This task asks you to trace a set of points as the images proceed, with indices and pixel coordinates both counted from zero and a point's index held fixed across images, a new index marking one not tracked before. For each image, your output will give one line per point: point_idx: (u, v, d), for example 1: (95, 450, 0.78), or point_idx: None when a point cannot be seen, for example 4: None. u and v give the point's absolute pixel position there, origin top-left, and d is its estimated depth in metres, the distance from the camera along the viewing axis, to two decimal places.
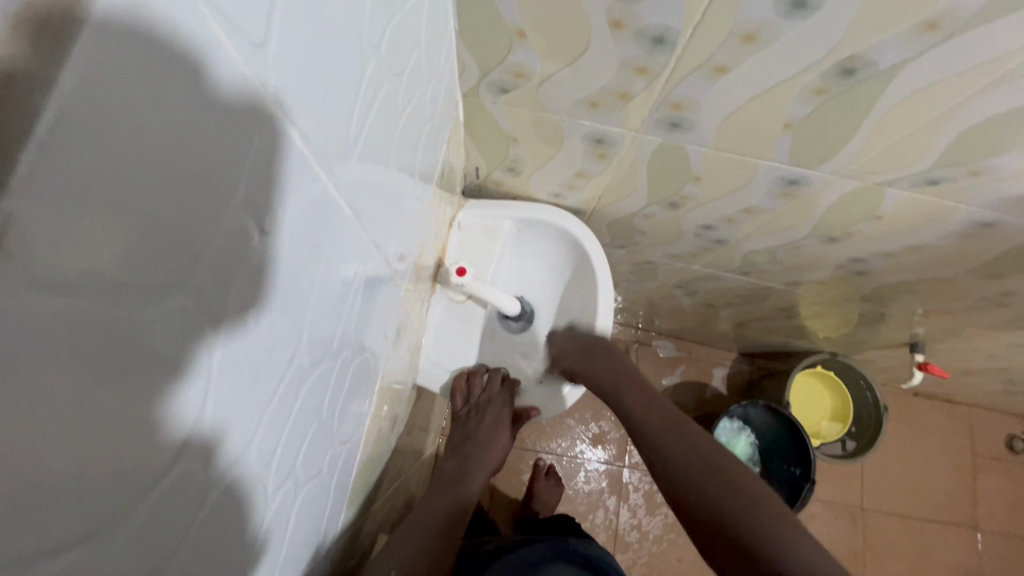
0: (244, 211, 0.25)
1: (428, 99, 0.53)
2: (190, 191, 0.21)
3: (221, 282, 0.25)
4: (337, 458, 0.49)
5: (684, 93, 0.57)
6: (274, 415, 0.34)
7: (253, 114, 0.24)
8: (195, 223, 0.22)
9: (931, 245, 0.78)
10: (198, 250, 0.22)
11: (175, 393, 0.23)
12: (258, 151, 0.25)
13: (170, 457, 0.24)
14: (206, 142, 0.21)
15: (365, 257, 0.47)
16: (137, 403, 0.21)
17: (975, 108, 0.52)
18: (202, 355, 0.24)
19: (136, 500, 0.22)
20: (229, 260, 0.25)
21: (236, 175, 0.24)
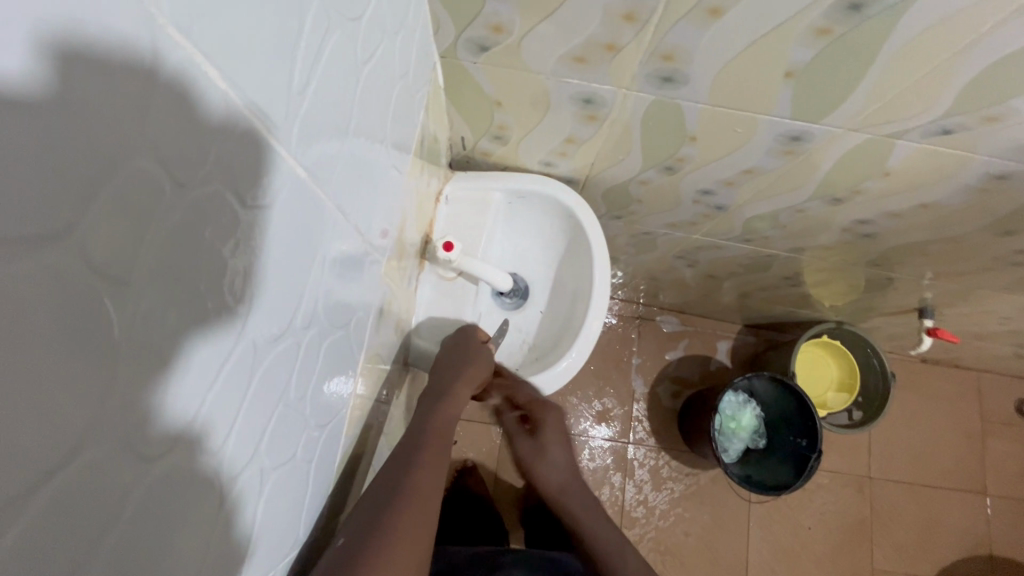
0: (189, 167, 0.23)
1: (398, 56, 0.49)
2: (69, 113, 0.16)
3: (171, 243, 0.22)
4: (313, 444, 0.45)
5: (675, 41, 0.53)
6: (223, 403, 0.29)
7: (187, 53, 0.21)
8: (84, 157, 0.17)
9: (942, 203, 0.74)
10: (139, 207, 0.20)
11: (127, 361, 0.21)
12: (173, 79, 0.21)
13: (123, 438, 0.22)
14: (87, 51, 0.16)
15: (340, 232, 0.44)
16: (83, 372, 0.19)
17: (992, 44, 0.48)
18: (122, 321, 0.20)
19: (93, 480, 0.20)
20: (161, 219, 0.21)
21: (141, 105, 0.19)
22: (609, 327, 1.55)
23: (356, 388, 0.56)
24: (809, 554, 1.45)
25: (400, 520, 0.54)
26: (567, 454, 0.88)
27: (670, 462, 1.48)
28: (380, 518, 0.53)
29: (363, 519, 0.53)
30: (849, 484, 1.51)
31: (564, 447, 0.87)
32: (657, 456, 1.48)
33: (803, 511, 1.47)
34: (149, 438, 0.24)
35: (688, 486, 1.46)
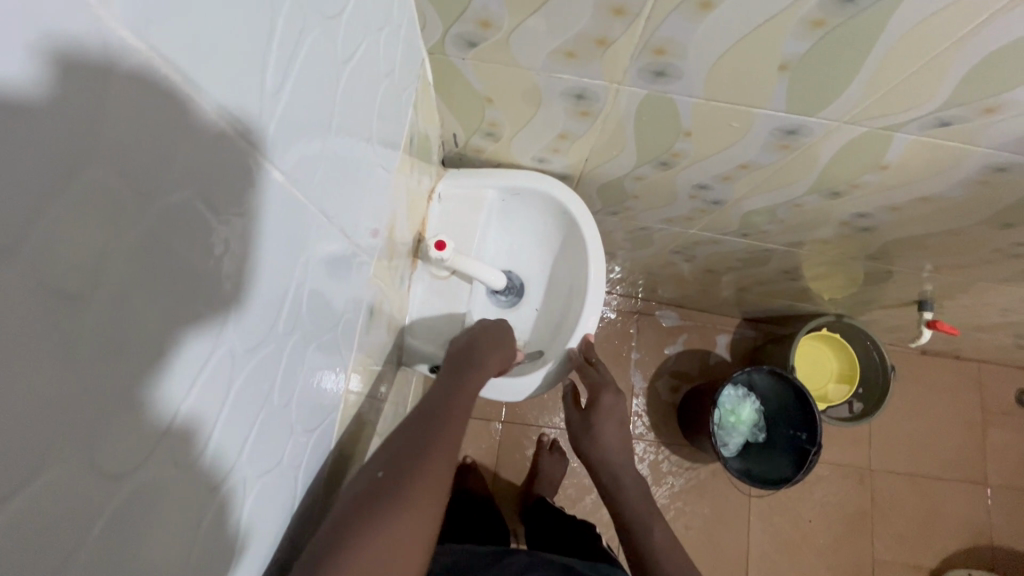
0: (156, 175, 0.22)
1: (383, 53, 0.48)
2: (24, 119, 0.16)
3: (139, 252, 0.22)
4: (300, 450, 0.44)
5: (666, 36, 0.52)
6: (199, 414, 0.28)
7: (150, 58, 0.20)
8: (39, 164, 0.16)
9: (941, 196, 0.73)
10: (102, 218, 0.19)
11: (96, 375, 0.20)
12: (135, 83, 0.20)
13: (95, 454, 0.21)
14: (36, 52, 0.16)
15: (325, 234, 0.43)
16: (50, 388, 0.18)
17: (990, 35, 0.47)
18: (88, 333, 0.20)
19: (65, 499, 0.20)
20: (127, 228, 0.21)
21: (101, 111, 0.19)
22: (608, 323, 1.55)
23: (348, 388, 0.55)
24: (810, 547, 1.45)
25: (428, 465, 0.52)
26: (622, 434, 0.87)
27: (670, 457, 1.47)
28: (407, 459, 0.52)
29: (394, 455, 0.53)
30: (849, 477, 1.50)
31: (621, 427, 0.87)
32: (657, 451, 1.47)
33: (803, 503, 1.47)
34: (120, 453, 0.23)
35: (688, 481, 1.46)
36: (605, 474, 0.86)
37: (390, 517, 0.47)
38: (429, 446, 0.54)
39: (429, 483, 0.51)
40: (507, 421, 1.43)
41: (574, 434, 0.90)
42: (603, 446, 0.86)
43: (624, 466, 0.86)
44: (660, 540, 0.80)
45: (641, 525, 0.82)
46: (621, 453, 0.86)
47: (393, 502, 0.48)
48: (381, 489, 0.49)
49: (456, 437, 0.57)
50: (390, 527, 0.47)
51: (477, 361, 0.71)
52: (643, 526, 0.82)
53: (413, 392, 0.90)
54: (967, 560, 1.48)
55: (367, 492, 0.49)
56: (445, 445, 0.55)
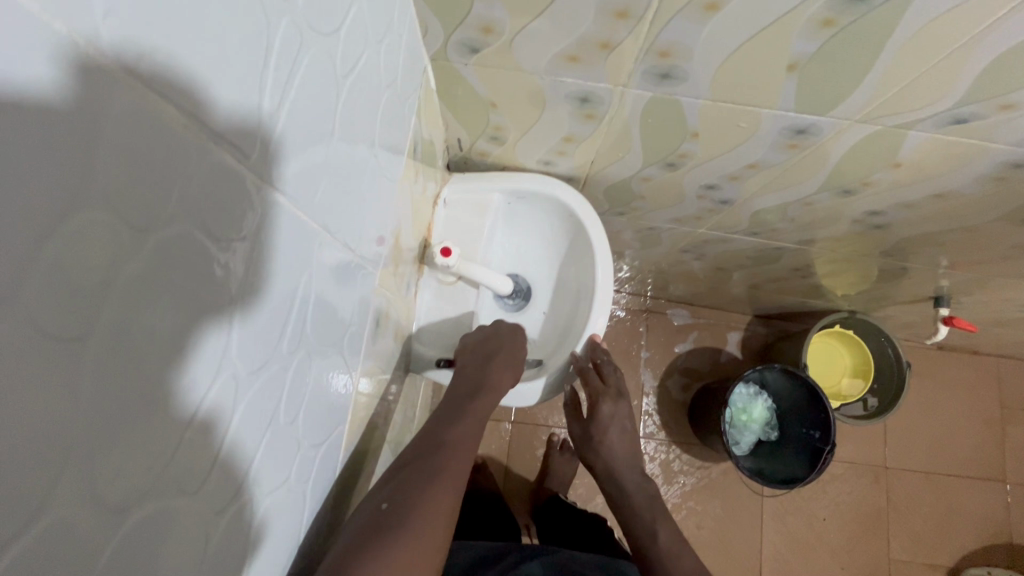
0: (153, 209, 0.22)
1: (384, 62, 0.48)
2: (38, 135, 0.16)
3: (140, 284, 0.22)
4: (308, 466, 0.44)
5: (672, 37, 0.51)
6: (201, 442, 0.28)
7: (143, 89, 0.20)
8: (40, 188, 0.16)
9: (957, 192, 0.71)
10: (103, 255, 0.19)
11: (97, 410, 0.20)
12: (133, 113, 0.20)
13: (101, 485, 0.21)
14: (34, 74, 0.16)
15: (327, 248, 0.42)
16: (53, 425, 0.18)
17: (1005, 33, 0.46)
18: (90, 370, 0.20)
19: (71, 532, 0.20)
20: (127, 261, 0.21)
21: (103, 136, 0.19)
22: (618, 321, 1.54)
23: (358, 388, 0.56)
24: (824, 546, 1.43)
25: (434, 492, 0.52)
26: (626, 440, 0.89)
27: (681, 456, 1.47)
28: (414, 486, 0.53)
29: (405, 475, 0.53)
30: (864, 474, 1.48)
31: (624, 434, 0.89)
32: (668, 450, 1.46)
33: (817, 501, 1.46)
34: (126, 482, 0.23)
35: (700, 480, 1.45)
36: (611, 483, 0.88)
37: (397, 544, 0.47)
38: (435, 473, 0.54)
39: (437, 510, 0.51)
40: (516, 422, 1.42)
41: (578, 444, 0.91)
42: (606, 453, 0.88)
43: (628, 473, 0.87)
44: (663, 542, 0.79)
45: (642, 528, 0.82)
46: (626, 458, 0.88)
47: (400, 530, 0.48)
48: (386, 519, 0.49)
49: (462, 463, 0.57)
50: (397, 554, 0.47)
51: (486, 373, 0.71)
52: (646, 530, 0.81)
53: (421, 395, 0.89)
54: (986, 559, 1.45)
55: (372, 524, 0.49)
56: (452, 472, 0.55)
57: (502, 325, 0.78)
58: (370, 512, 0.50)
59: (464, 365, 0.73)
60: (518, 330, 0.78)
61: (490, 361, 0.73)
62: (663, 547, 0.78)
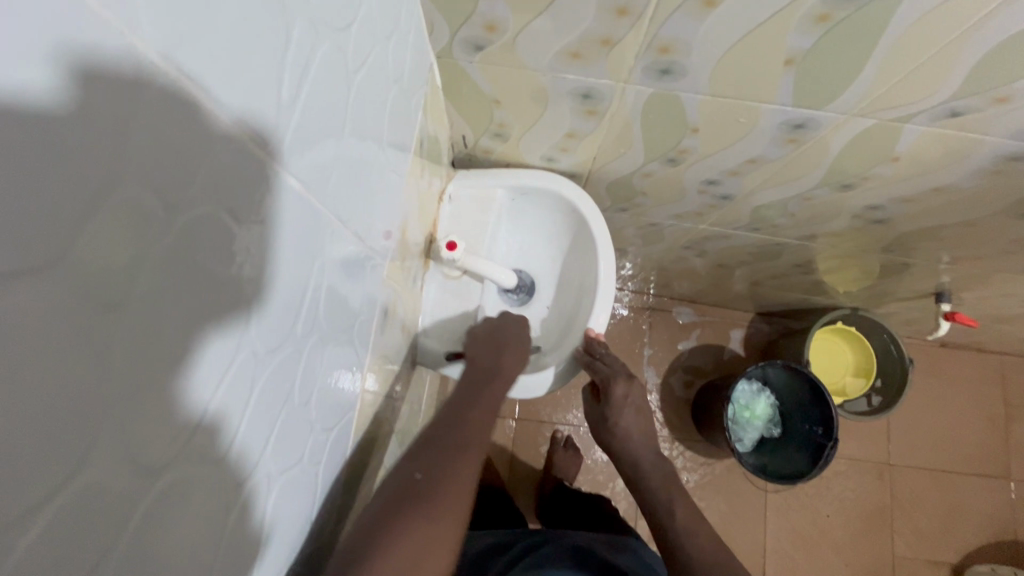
0: (178, 194, 0.23)
1: (391, 61, 0.50)
2: (63, 133, 0.17)
3: (166, 263, 0.23)
4: (319, 448, 0.46)
5: (671, 33, 0.53)
6: (224, 414, 0.30)
7: (172, 85, 0.22)
8: (78, 173, 0.18)
9: (954, 186, 0.72)
10: (134, 235, 0.21)
11: (125, 382, 0.22)
12: (161, 104, 0.21)
13: (129, 452, 0.23)
14: (79, 77, 0.17)
15: (337, 240, 0.43)
16: (89, 389, 0.20)
17: (995, 27, 0.47)
18: (122, 341, 0.21)
19: (101, 491, 0.21)
20: (155, 241, 0.22)
21: (123, 129, 0.20)
22: (621, 319, 1.55)
23: (365, 383, 0.57)
24: (828, 542, 1.44)
25: (458, 468, 0.54)
26: (641, 420, 0.87)
27: (684, 452, 1.47)
28: (441, 459, 0.55)
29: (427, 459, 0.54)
30: (867, 470, 1.49)
31: (638, 414, 0.87)
32: (671, 446, 1.47)
33: (821, 498, 1.46)
34: (152, 452, 0.24)
35: (703, 476, 1.46)
36: (627, 463, 0.86)
37: (421, 516, 0.49)
38: (459, 448, 0.56)
39: (462, 484, 0.53)
40: (520, 418, 1.43)
41: (594, 424, 0.90)
42: (621, 432, 0.86)
43: (646, 452, 0.85)
44: (681, 519, 0.76)
45: (661, 508, 0.79)
46: (643, 438, 0.86)
47: (422, 508, 0.50)
48: (417, 489, 0.51)
49: (482, 441, 0.59)
50: (427, 526, 0.49)
51: (493, 365, 0.72)
52: (663, 507, 0.78)
53: (426, 390, 0.91)
54: (990, 555, 1.46)
55: (399, 494, 0.51)
56: (474, 449, 0.57)
57: (505, 317, 0.79)
58: (401, 481, 0.52)
59: (475, 354, 0.74)
60: (523, 323, 0.79)
61: (500, 350, 0.74)
62: (682, 523, 0.76)
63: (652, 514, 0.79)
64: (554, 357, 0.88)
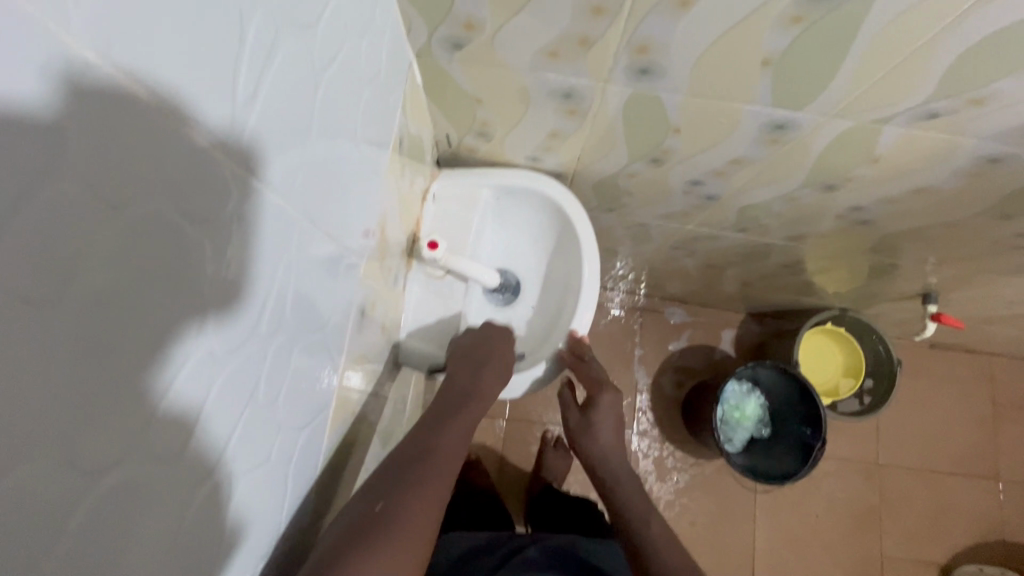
0: (128, 188, 0.23)
1: (365, 58, 0.49)
2: (3, 127, 0.17)
3: (115, 256, 0.23)
4: (290, 448, 0.46)
5: (648, 34, 0.53)
6: (181, 413, 0.29)
7: (119, 78, 0.22)
8: (18, 166, 0.18)
9: (937, 187, 0.72)
10: (80, 229, 0.21)
11: (71, 376, 0.21)
12: (109, 98, 0.21)
13: (78, 446, 0.23)
14: (17, 71, 0.17)
15: (308, 239, 0.43)
16: (32, 383, 0.20)
17: (968, 29, 0.47)
18: (68, 334, 0.21)
19: (48, 485, 0.21)
20: (102, 235, 0.22)
21: (67, 123, 0.19)
22: (611, 319, 1.55)
23: (343, 383, 0.57)
24: (817, 542, 1.44)
25: (420, 499, 0.53)
26: (618, 434, 0.88)
27: (674, 453, 1.48)
28: (404, 487, 0.54)
29: (389, 486, 0.54)
30: (856, 471, 1.49)
31: (617, 428, 0.88)
32: (661, 447, 1.48)
33: (810, 499, 1.47)
34: (104, 446, 0.24)
35: (693, 477, 1.46)
36: (605, 471, 0.85)
37: (381, 548, 0.48)
38: (425, 477, 0.55)
39: (422, 516, 0.52)
40: (510, 418, 1.43)
41: (572, 433, 0.90)
42: (600, 444, 0.87)
43: (621, 463, 0.86)
44: (657, 531, 0.76)
45: (635, 517, 0.79)
46: (618, 450, 0.87)
47: (382, 538, 0.49)
48: (376, 520, 0.50)
49: (449, 473, 0.58)
50: (381, 560, 0.48)
51: (478, 381, 0.72)
52: (639, 516, 0.79)
53: (412, 389, 0.90)
54: (977, 555, 1.46)
55: (360, 525, 0.50)
56: (440, 478, 0.56)
57: (483, 329, 0.80)
58: (360, 512, 0.51)
59: (455, 373, 0.73)
60: (509, 338, 0.81)
61: (478, 367, 0.74)
62: (668, 526, 0.77)
63: (630, 524, 0.79)
64: (538, 358, 0.87)
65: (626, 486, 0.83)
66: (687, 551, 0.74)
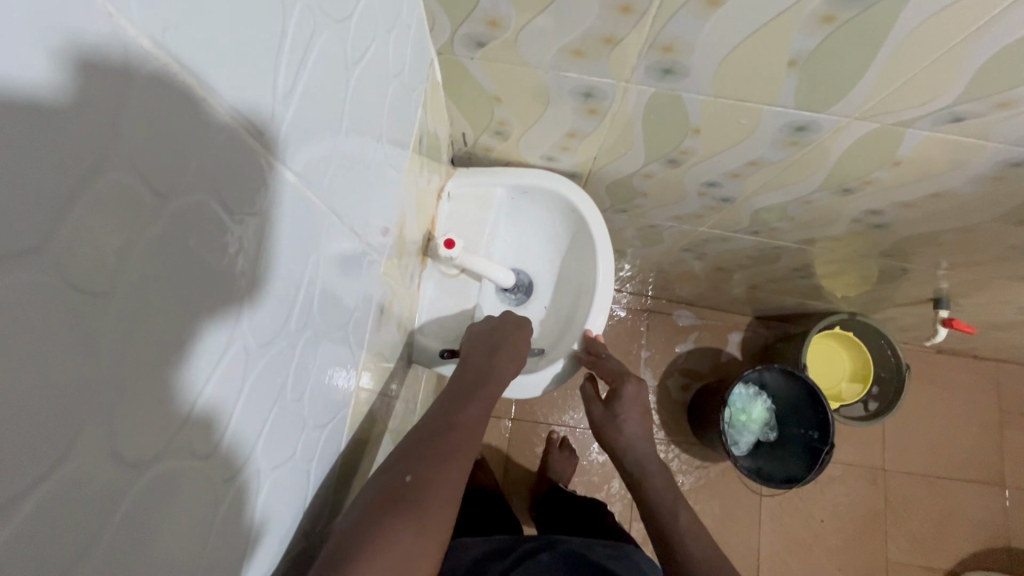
0: (171, 180, 0.23)
1: (391, 55, 0.49)
2: (54, 116, 0.16)
3: (157, 249, 0.22)
4: (312, 446, 0.45)
5: (674, 32, 0.52)
6: (214, 409, 0.29)
7: (164, 70, 0.21)
8: (69, 159, 0.17)
9: (954, 192, 0.72)
10: (125, 221, 0.20)
11: (111, 373, 0.21)
12: (156, 89, 0.21)
13: (115, 444, 0.22)
14: (68, 58, 0.17)
15: (333, 234, 0.43)
16: (76, 378, 0.19)
17: (998, 32, 0.47)
18: (112, 328, 0.21)
19: (89, 480, 0.21)
20: (146, 228, 0.22)
21: (116, 109, 0.19)
22: (619, 320, 1.54)
23: (360, 382, 0.56)
24: (822, 547, 1.44)
25: (443, 475, 0.53)
26: (645, 424, 0.85)
27: (680, 455, 1.47)
28: (428, 459, 0.54)
29: (414, 459, 0.54)
30: (862, 476, 1.49)
31: (644, 416, 0.85)
32: (667, 449, 1.47)
33: (815, 503, 1.46)
34: (140, 443, 0.24)
35: (699, 480, 1.46)
36: (631, 464, 0.83)
37: (407, 520, 0.48)
38: (448, 453, 0.56)
39: (446, 486, 0.53)
40: (516, 419, 1.43)
41: (597, 427, 0.87)
42: (627, 435, 0.84)
43: (649, 455, 0.83)
44: (685, 524, 0.77)
45: (664, 508, 0.79)
46: (646, 442, 0.84)
47: (407, 511, 0.49)
48: (402, 492, 0.50)
49: (470, 445, 0.58)
50: (410, 525, 0.48)
51: (494, 365, 0.71)
52: (667, 509, 0.78)
53: (422, 388, 0.90)
54: (984, 562, 1.45)
55: (388, 495, 0.50)
56: (462, 454, 0.56)
57: (503, 314, 0.79)
58: (389, 482, 0.52)
59: (470, 355, 0.73)
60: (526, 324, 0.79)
61: (498, 348, 0.74)
62: (683, 528, 0.76)
63: (656, 523, 0.78)
64: (550, 358, 0.87)
65: (654, 481, 0.81)
66: (702, 552, 0.73)
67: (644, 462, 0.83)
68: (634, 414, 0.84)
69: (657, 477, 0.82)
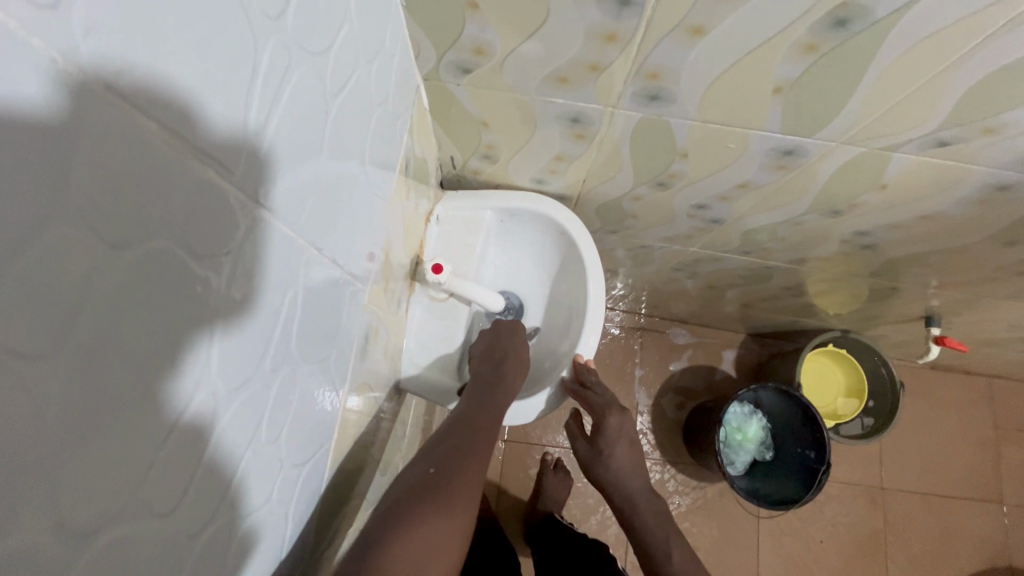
0: (132, 223, 0.22)
1: (374, 84, 0.49)
2: (27, 137, 0.16)
3: (112, 302, 0.21)
4: (290, 487, 0.43)
5: (660, 60, 0.52)
6: (178, 461, 0.28)
7: (124, 109, 0.20)
8: (33, 185, 0.17)
9: (943, 213, 0.72)
10: (86, 261, 0.20)
11: (58, 435, 0.19)
12: (116, 131, 0.20)
13: (62, 506, 0.20)
14: (45, 84, 0.17)
15: (312, 266, 0.41)
16: (20, 440, 0.18)
17: (980, 61, 0.47)
18: (59, 386, 0.19)
19: (35, 549, 0.19)
20: (104, 276, 0.21)
21: (77, 149, 0.18)
22: (612, 339, 1.53)
23: (346, 406, 0.55)
24: (821, 569, 1.41)
25: (443, 502, 0.54)
26: (634, 454, 0.84)
27: (676, 476, 1.45)
28: (427, 487, 0.55)
29: (415, 485, 0.55)
30: (859, 495, 1.47)
31: (631, 447, 0.84)
32: (663, 469, 1.45)
33: (813, 524, 1.44)
34: (94, 503, 0.22)
35: (695, 500, 1.43)
36: (620, 497, 0.84)
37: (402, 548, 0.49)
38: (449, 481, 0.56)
39: (444, 516, 0.53)
40: (510, 440, 1.41)
41: (584, 462, 0.86)
42: (617, 468, 0.83)
43: (639, 488, 0.83)
44: (678, 561, 0.78)
45: (656, 542, 0.80)
46: (636, 472, 0.84)
47: (403, 537, 0.50)
48: (401, 519, 0.52)
49: (473, 468, 0.59)
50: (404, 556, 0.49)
51: (502, 387, 0.73)
52: (660, 548, 0.79)
53: (412, 413, 0.88)
54: None
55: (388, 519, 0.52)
56: (463, 479, 0.57)
57: (492, 332, 0.80)
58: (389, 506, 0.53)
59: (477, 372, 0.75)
60: (527, 357, 0.79)
61: (500, 368, 0.75)
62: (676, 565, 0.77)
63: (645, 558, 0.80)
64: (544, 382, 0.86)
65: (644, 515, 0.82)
66: None
67: (634, 496, 0.83)
68: (624, 447, 0.83)
69: (648, 511, 0.82)
